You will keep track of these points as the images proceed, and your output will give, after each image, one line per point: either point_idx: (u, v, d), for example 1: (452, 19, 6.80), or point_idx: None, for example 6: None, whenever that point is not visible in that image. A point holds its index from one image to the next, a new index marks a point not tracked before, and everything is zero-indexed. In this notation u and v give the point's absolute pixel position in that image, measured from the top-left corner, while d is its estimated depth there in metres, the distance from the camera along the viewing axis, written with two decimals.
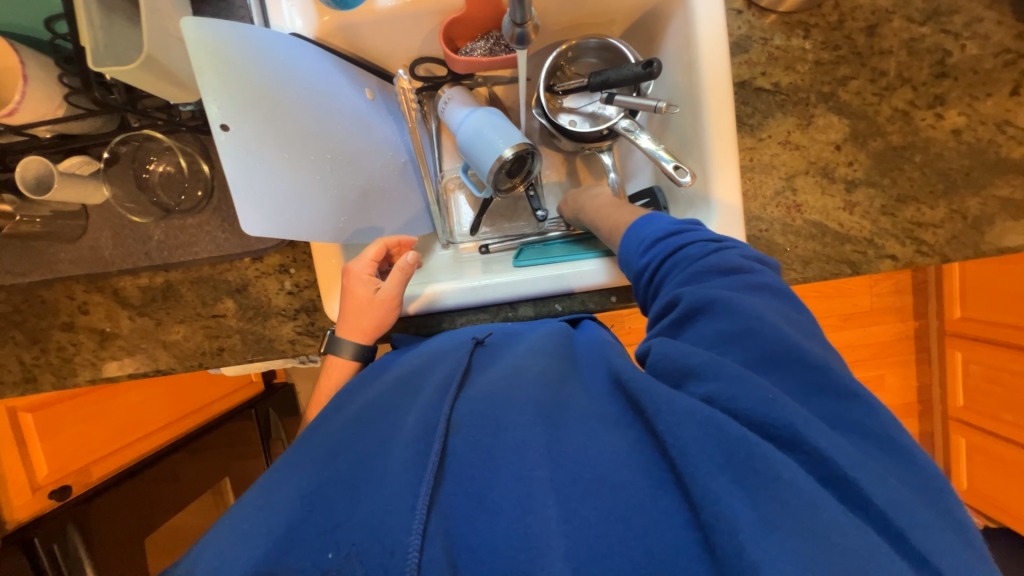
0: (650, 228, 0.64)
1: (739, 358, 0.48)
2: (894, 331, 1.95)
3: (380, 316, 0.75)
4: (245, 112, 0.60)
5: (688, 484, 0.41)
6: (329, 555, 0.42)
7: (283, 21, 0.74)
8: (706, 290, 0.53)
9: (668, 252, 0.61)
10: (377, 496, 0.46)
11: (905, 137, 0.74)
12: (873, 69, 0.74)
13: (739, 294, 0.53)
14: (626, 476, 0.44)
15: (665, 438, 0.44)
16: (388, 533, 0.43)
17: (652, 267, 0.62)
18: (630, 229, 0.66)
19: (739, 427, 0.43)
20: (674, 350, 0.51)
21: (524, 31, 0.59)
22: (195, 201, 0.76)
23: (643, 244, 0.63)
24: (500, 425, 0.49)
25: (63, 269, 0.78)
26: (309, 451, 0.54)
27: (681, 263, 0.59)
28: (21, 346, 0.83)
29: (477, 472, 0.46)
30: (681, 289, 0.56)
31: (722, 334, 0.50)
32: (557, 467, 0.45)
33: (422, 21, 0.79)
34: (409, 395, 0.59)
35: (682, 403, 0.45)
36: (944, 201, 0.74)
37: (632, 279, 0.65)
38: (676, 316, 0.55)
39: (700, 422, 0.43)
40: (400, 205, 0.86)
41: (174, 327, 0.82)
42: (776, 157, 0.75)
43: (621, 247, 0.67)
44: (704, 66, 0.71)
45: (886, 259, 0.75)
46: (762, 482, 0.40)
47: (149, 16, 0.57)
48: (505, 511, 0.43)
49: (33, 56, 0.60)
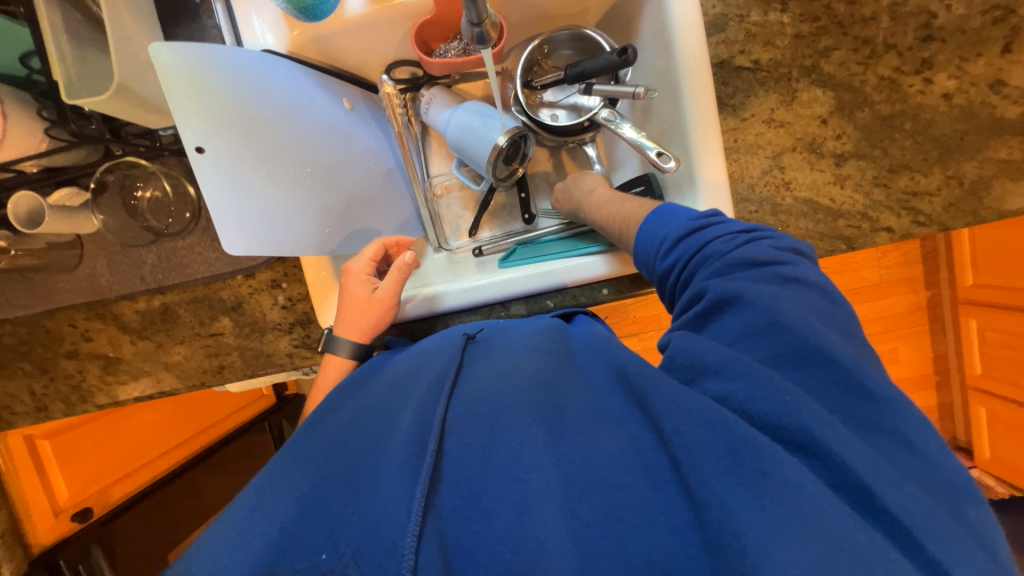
0: (672, 226, 0.61)
1: (755, 356, 0.47)
2: (907, 302, 1.89)
3: (378, 315, 0.75)
4: (220, 132, 0.60)
5: (688, 482, 0.42)
6: (324, 555, 0.43)
7: (255, 37, 0.74)
8: (732, 283, 0.52)
9: (695, 249, 0.58)
10: (372, 497, 0.45)
11: (893, 106, 0.72)
12: (855, 37, 0.71)
13: (767, 286, 0.51)
14: (623, 478, 0.44)
15: (671, 439, 0.44)
16: (385, 534, 0.43)
17: (676, 266, 0.59)
18: (646, 225, 0.64)
19: (748, 429, 0.42)
20: (694, 347, 0.50)
21: (483, 30, 0.59)
22: (183, 224, 0.77)
23: (663, 244, 0.61)
24: (496, 425, 0.49)
25: (63, 298, 0.80)
26: (303, 454, 0.53)
27: (708, 259, 0.56)
28: (30, 376, 0.85)
29: (473, 474, 0.46)
30: (706, 282, 0.54)
31: (746, 327, 0.49)
32: (554, 467, 0.45)
33: (393, 26, 0.78)
34: (402, 395, 0.58)
35: (694, 403, 0.44)
36: (939, 168, 0.72)
37: (655, 279, 0.63)
38: (700, 308, 0.53)
39: (709, 422, 0.43)
40: (387, 212, 0.87)
41: (175, 348, 0.83)
42: (760, 136, 0.74)
43: (637, 247, 0.64)
44: (681, 47, 0.70)
45: (881, 232, 0.73)
46: (769, 483, 0.39)
47: (118, 44, 0.57)
48: (501, 513, 0.43)
49: (12, 94, 0.62)
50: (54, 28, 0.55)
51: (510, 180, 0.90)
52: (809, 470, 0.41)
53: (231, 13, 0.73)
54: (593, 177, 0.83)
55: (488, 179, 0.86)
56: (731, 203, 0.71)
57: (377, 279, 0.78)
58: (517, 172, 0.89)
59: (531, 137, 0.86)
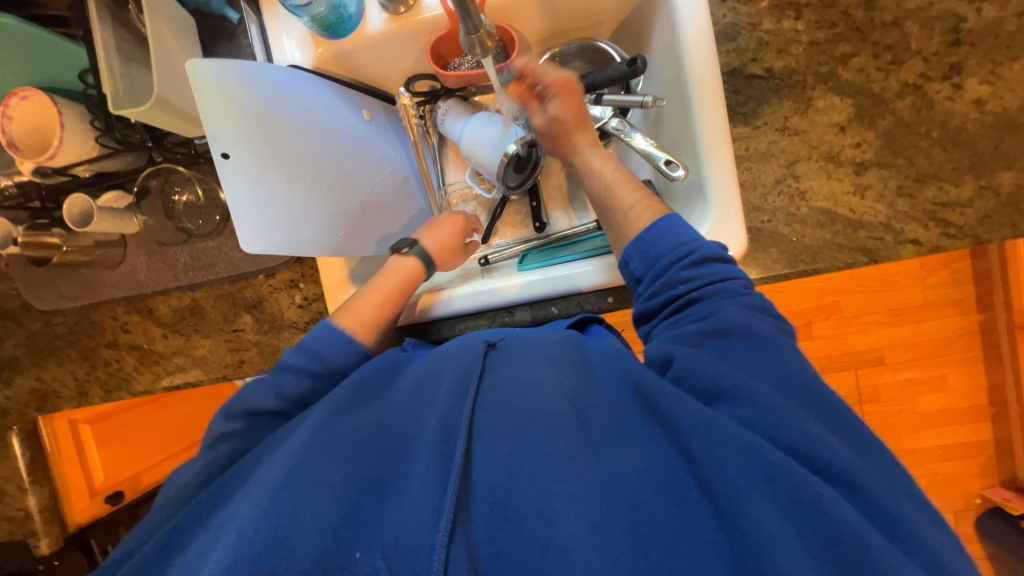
0: (702, 243, 0.59)
1: (767, 382, 0.49)
2: (954, 325, 1.69)
3: (448, 258, 0.83)
4: (246, 141, 0.65)
5: (721, 503, 0.43)
6: (356, 553, 0.43)
7: (284, 54, 0.80)
8: (745, 317, 0.54)
9: (718, 276, 0.57)
10: (402, 498, 0.47)
11: (918, 112, 0.69)
12: (876, 43, 0.69)
13: (774, 333, 0.54)
14: (649, 494, 0.44)
15: (700, 459, 0.45)
16: (419, 535, 0.44)
17: (692, 289, 0.57)
18: (665, 220, 0.62)
19: (786, 457, 0.43)
20: (706, 372, 0.50)
21: (480, 40, 0.60)
22: (213, 225, 0.82)
23: (690, 256, 0.58)
24: (524, 434, 0.49)
25: (107, 292, 0.87)
26: (336, 436, 0.51)
27: (727, 292, 0.56)
28: (75, 363, 0.92)
29: (496, 479, 0.47)
30: (721, 307, 0.55)
31: (749, 363, 0.51)
32: (579, 480, 0.45)
33: (411, 41, 0.82)
34: (427, 399, 0.56)
35: (723, 427, 0.45)
36: (971, 178, 0.68)
37: (659, 302, 0.59)
38: (707, 326, 0.54)
39: (741, 447, 0.44)
40: (399, 219, 0.90)
41: (200, 341, 0.89)
42: (774, 145, 0.72)
43: (647, 236, 0.61)
44: (690, 59, 0.69)
45: (907, 244, 0.69)
46: (812, 512, 0.40)
47: (160, 62, 0.64)
48: (527, 521, 0.44)
49: (70, 105, 0.68)
50: (106, 47, 0.62)
51: (521, 188, 0.91)
52: (845, 500, 0.41)
53: (264, 34, 0.79)
54: (578, 109, 0.76)
55: (499, 187, 0.89)
56: (742, 218, 0.69)
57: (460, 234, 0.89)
58: (530, 177, 0.90)
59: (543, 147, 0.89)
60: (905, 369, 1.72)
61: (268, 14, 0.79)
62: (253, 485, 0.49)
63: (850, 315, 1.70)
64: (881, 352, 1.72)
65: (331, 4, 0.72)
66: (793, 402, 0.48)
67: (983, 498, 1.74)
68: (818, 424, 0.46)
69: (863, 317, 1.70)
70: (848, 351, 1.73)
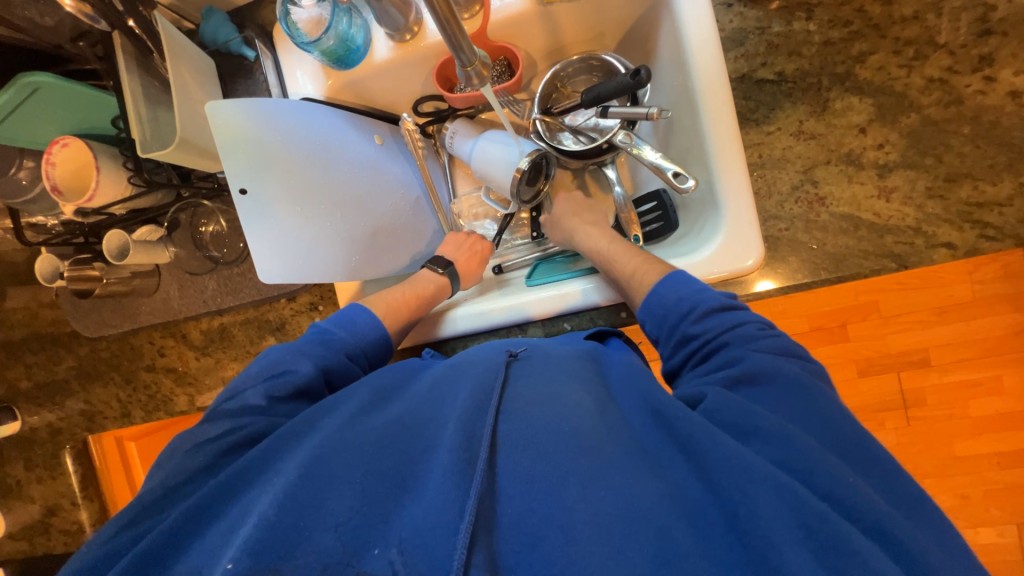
0: (709, 294, 0.62)
1: (793, 419, 0.49)
2: (1011, 323, 1.36)
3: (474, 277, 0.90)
4: (262, 175, 0.69)
5: (750, 539, 0.41)
6: (376, 550, 0.43)
7: (298, 88, 0.83)
8: (768, 362, 0.53)
9: (728, 323, 0.58)
10: (422, 498, 0.46)
11: (946, 109, 0.65)
12: (895, 39, 0.66)
13: (798, 372, 0.53)
14: (669, 519, 0.43)
15: (728, 491, 0.44)
16: (439, 535, 0.43)
17: (708, 337, 0.59)
18: (670, 276, 0.65)
19: (819, 503, 0.42)
20: (739, 411, 0.49)
21: (474, 71, 0.61)
22: (238, 253, 0.87)
23: (695, 310, 0.61)
24: (544, 449, 0.48)
25: (144, 319, 0.92)
26: (359, 433, 0.52)
27: (743, 336, 0.57)
28: (118, 386, 0.99)
29: (510, 498, 0.46)
30: (743, 355, 0.55)
31: (783, 407, 0.50)
32: (597, 501, 0.44)
33: (415, 67, 0.84)
34: (447, 402, 0.56)
35: (756, 465, 0.44)
36: (1009, 175, 0.63)
37: (680, 358, 0.61)
38: (733, 374, 0.54)
39: (775, 487, 0.43)
40: (411, 239, 0.92)
41: (230, 363, 0.93)
42: (789, 150, 0.69)
43: (653, 301, 0.64)
44: (696, 67, 0.68)
45: (939, 248, 0.65)
46: (844, 565, 0.38)
47: (183, 105, 0.68)
48: (547, 537, 0.43)
49: (105, 150, 0.74)
50: (134, 96, 0.67)
51: (535, 200, 0.92)
52: (882, 554, 0.40)
53: (279, 69, 0.83)
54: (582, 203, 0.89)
55: (512, 201, 0.89)
56: (756, 223, 0.67)
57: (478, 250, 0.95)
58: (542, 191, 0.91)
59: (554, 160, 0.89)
60: (955, 372, 1.44)
61: (281, 50, 0.82)
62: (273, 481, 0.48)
63: (890, 315, 1.40)
64: (926, 354, 1.43)
65: (338, 37, 0.74)
66: (825, 447, 0.47)
67: None
68: (852, 473, 0.45)
69: (904, 317, 1.39)
70: (888, 353, 1.45)
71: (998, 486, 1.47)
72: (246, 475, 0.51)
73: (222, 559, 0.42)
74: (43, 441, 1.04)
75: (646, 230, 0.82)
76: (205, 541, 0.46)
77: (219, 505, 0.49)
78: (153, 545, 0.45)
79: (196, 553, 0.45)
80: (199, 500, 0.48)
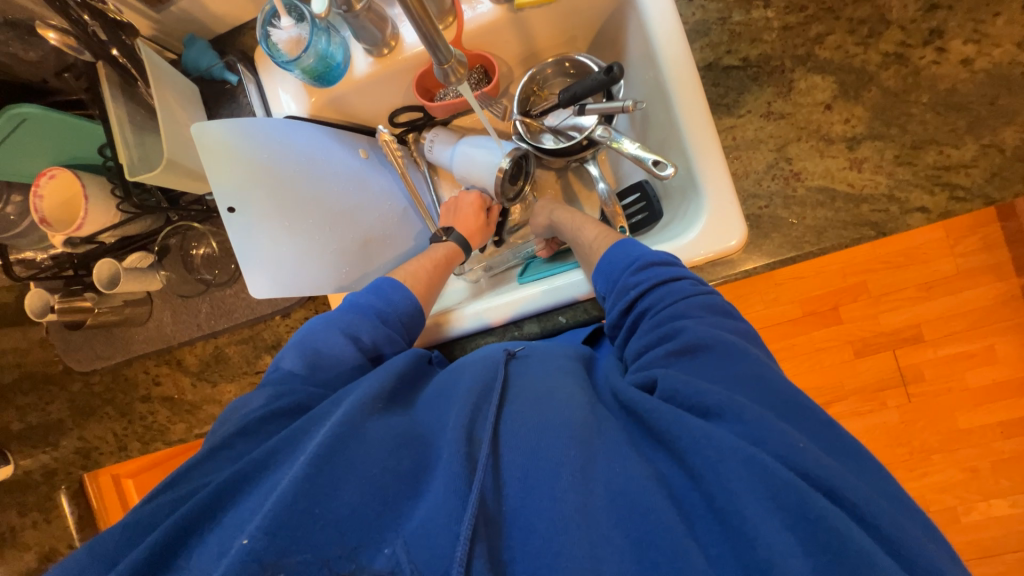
0: (649, 251, 0.64)
1: (750, 397, 0.47)
2: (996, 293, 1.41)
3: (480, 239, 0.90)
4: (248, 192, 0.70)
5: (726, 518, 0.41)
6: (387, 549, 0.43)
7: (281, 107, 0.84)
8: (709, 331, 0.53)
9: (662, 277, 0.60)
10: (431, 495, 0.46)
11: (905, 80, 0.68)
12: (849, 19, 0.70)
13: (735, 340, 0.52)
14: (658, 501, 0.43)
15: (703, 475, 0.43)
16: (442, 539, 0.43)
17: (643, 290, 0.61)
18: (619, 245, 0.67)
19: (787, 472, 0.40)
20: (685, 387, 0.48)
21: (451, 69, 0.63)
22: (230, 274, 0.87)
23: (634, 264, 0.63)
24: (538, 444, 0.47)
25: (137, 348, 0.91)
26: (367, 429, 0.50)
27: (673, 291, 0.59)
28: (113, 420, 0.97)
29: (513, 493, 0.46)
30: (684, 326, 0.55)
31: (721, 375, 0.49)
32: (589, 495, 0.44)
33: (395, 80, 0.86)
34: (446, 402, 0.56)
35: (722, 440, 0.42)
36: (971, 138, 0.66)
37: (619, 310, 0.62)
38: (673, 347, 0.53)
39: (743, 460, 0.41)
40: (400, 249, 0.93)
41: (227, 387, 0.92)
42: (761, 131, 0.72)
43: (604, 262, 0.66)
44: (664, 59, 0.70)
45: (914, 213, 0.67)
46: (817, 529, 0.38)
47: (169, 128, 0.70)
48: (538, 529, 0.43)
49: (92, 177, 0.74)
50: (121, 122, 0.68)
51: (517, 198, 0.94)
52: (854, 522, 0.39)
53: (262, 93, 0.84)
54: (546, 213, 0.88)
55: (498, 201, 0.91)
56: (738, 206, 0.68)
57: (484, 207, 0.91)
58: (523, 188, 0.93)
59: (532, 158, 0.91)
60: (948, 345, 1.45)
61: (263, 72, 0.84)
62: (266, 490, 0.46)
63: (878, 294, 1.45)
64: (918, 329, 1.45)
65: (318, 54, 0.77)
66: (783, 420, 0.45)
67: None
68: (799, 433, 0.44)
69: (892, 295, 1.44)
70: (881, 331, 1.47)
71: (1004, 456, 1.46)
72: (250, 473, 0.49)
73: (241, 535, 0.42)
74: (37, 484, 1.01)
75: (631, 222, 0.84)
76: (210, 543, 0.44)
77: (218, 509, 0.47)
78: (159, 545, 0.43)
79: (208, 549, 0.44)
80: (215, 487, 0.47)
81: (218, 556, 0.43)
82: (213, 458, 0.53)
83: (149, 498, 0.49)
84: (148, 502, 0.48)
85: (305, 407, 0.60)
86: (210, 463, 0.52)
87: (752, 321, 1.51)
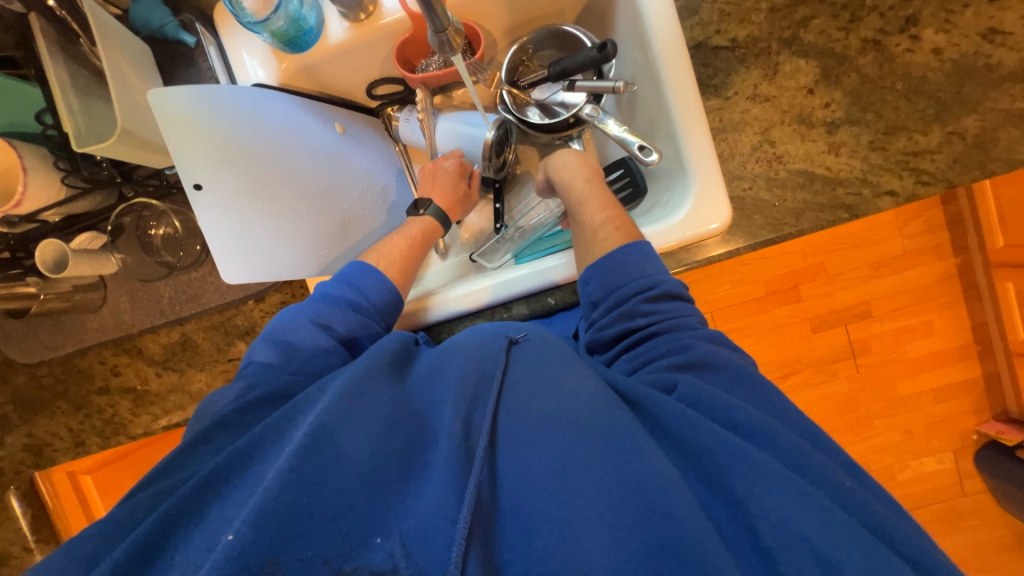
0: (666, 278, 0.61)
1: (788, 425, 0.50)
2: (936, 271, 1.54)
3: (459, 211, 0.87)
4: (215, 168, 0.65)
5: (758, 533, 0.42)
6: (378, 539, 0.42)
7: (248, 74, 0.77)
8: (716, 354, 0.55)
9: (674, 312, 0.59)
10: (427, 487, 0.45)
11: (881, 67, 0.70)
12: (833, 4, 0.71)
13: (742, 365, 0.55)
14: (684, 508, 0.43)
15: (743, 500, 0.43)
16: (440, 533, 0.42)
17: (652, 322, 0.59)
18: (632, 252, 0.63)
19: (830, 502, 0.42)
20: (709, 402, 0.49)
21: (447, 37, 0.60)
22: (195, 256, 0.81)
23: (651, 289, 0.60)
24: (564, 465, 0.46)
25: (91, 337, 0.83)
26: (354, 411, 0.48)
27: (683, 326, 0.58)
28: (67, 415, 0.88)
29: (511, 488, 0.46)
30: (695, 343, 0.56)
31: (736, 394, 0.52)
32: (601, 490, 0.44)
33: (374, 48, 0.81)
34: (442, 386, 0.55)
35: (771, 466, 0.44)
36: (938, 125, 0.69)
37: (614, 328, 0.61)
38: (678, 360, 0.55)
39: (798, 494, 0.42)
40: (381, 229, 0.89)
41: (196, 376, 0.86)
42: (746, 113, 0.73)
43: (611, 266, 0.62)
44: (655, 38, 0.69)
45: (885, 196, 0.70)
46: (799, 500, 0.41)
47: (121, 94, 0.63)
48: (542, 531, 0.44)
49: (30, 148, 0.67)
50: (63, 85, 0.61)
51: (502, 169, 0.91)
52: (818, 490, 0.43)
53: (224, 56, 0.77)
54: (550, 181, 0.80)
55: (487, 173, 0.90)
56: (725, 194, 0.70)
57: (463, 178, 0.87)
58: (508, 159, 0.91)
59: (514, 133, 0.91)
60: (895, 319, 1.57)
61: (224, 33, 0.77)
62: (251, 486, 0.44)
63: (835, 273, 1.55)
64: (868, 306, 1.57)
65: (289, 17, 0.70)
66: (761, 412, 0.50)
67: (978, 433, 1.59)
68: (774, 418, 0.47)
69: (847, 274, 1.55)
70: (836, 308, 1.57)
71: (936, 419, 1.61)
72: (229, 469, 0.46)
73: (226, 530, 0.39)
74: None
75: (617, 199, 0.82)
76: (194, 538, 0.42)
77: (200, 505, 0.44)
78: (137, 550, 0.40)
79: (192, 547, 0.41)
80: (198, 482, 0.44)
81: (201, 553, 0.40)
82: (192, 453, 0.50)
83: (128, 497, 0.46)
84: (130, 500, 0.46)
85: (288, 395, 0.57)
86: (194, 456, 0.50)
87: (723, 299, 1.58)
